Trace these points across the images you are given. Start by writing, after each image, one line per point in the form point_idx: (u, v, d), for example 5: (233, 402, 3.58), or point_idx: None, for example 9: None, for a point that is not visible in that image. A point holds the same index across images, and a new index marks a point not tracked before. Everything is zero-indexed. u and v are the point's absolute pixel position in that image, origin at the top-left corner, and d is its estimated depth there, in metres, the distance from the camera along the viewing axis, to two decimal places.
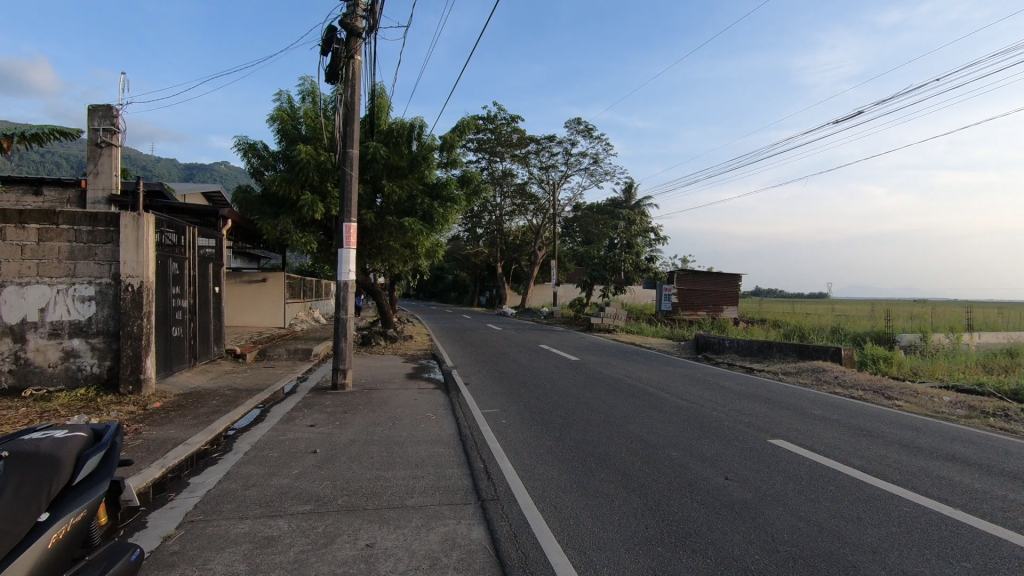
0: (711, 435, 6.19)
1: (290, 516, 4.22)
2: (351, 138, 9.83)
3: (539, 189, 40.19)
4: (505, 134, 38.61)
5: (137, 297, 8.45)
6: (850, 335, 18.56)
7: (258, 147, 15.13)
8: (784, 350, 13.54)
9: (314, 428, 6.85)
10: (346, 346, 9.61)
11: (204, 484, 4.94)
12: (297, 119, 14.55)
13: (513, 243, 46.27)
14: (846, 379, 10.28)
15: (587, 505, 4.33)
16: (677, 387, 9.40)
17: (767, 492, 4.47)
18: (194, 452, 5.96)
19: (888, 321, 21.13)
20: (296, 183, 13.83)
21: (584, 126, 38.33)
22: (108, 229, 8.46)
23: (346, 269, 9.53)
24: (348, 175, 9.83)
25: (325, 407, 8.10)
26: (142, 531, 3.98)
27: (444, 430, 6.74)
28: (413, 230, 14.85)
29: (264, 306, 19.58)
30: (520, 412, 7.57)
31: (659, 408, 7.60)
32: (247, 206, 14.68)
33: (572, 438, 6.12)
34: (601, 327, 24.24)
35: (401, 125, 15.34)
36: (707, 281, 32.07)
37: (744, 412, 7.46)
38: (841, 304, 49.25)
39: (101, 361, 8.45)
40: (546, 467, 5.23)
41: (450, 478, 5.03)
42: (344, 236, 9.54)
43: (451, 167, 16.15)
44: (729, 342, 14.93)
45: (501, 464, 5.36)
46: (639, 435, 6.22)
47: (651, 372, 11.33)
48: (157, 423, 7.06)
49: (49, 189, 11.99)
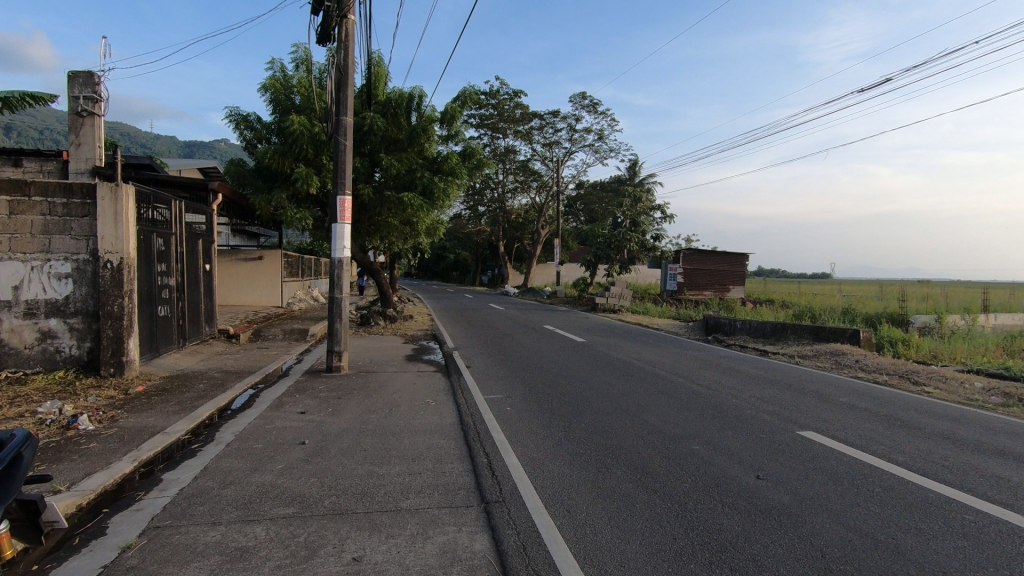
0: (735, 426, 5.69)
1: (269, 521, 3.73)
2: (346, 105, 9.18)
3: (542, 166, 39.28)
4: (507, 110, 37.65)
5: (117, 275, 7.91)
6: (863, 316, 18.10)
7: (250, 118, 14.45)
8: (799, 332, 13.03)
9: (305, 416, 6.37)
10: (341, 327, 9.06)
11: (178, 481, 4.47)
12: (290, 88, 13.85)
13: (515, 222, 45.57)
14: (867, 363, 9.78)
15: (606, 510, 3.84)
16: (692, 372, 8.87)
17: (807, 496, 3.98)
18: (173, 443, 5.49)
19: (901, 301, 20.55)
20: (289, 156, 13.20)
21: (590, 101, 37.33)
22: (84, 201, 7.90)
23: (341, 246, 8.97)
24: (341, 145, 9.19)
25: (318, 392, 7.60)
26: (98, 540, 3.50)
27: (444, 418, 6.26)
28: (412, 205, 14.21)
29: (261, 285, 19.06)
30: (526, 399, 7.07)
31: (675, 395, 7.11)
32: (239, 180, 14.07)
33: (584, 429, 5.64)
34: (606, 306, 23.76)
35: (399, 95, 14.60)
36: (714, 259, 31.51)
37: (766, 399, 6.97)
38: (812, 286, 40.79)
39: (80, 343, 7.97)
40: (557, 462, 4.75)
41: (450, 474, 4.55)
42: (339, 210, 8.95)
43: (453, 140, 15.46)
44: (740, 323, 14.41)
45: (507, 458, 4.87)
46: (655, 425, 5.74)
47: (661, 355, 10.80)
48: (137, 410, 6.58)
49: (30, 160, 11.38)
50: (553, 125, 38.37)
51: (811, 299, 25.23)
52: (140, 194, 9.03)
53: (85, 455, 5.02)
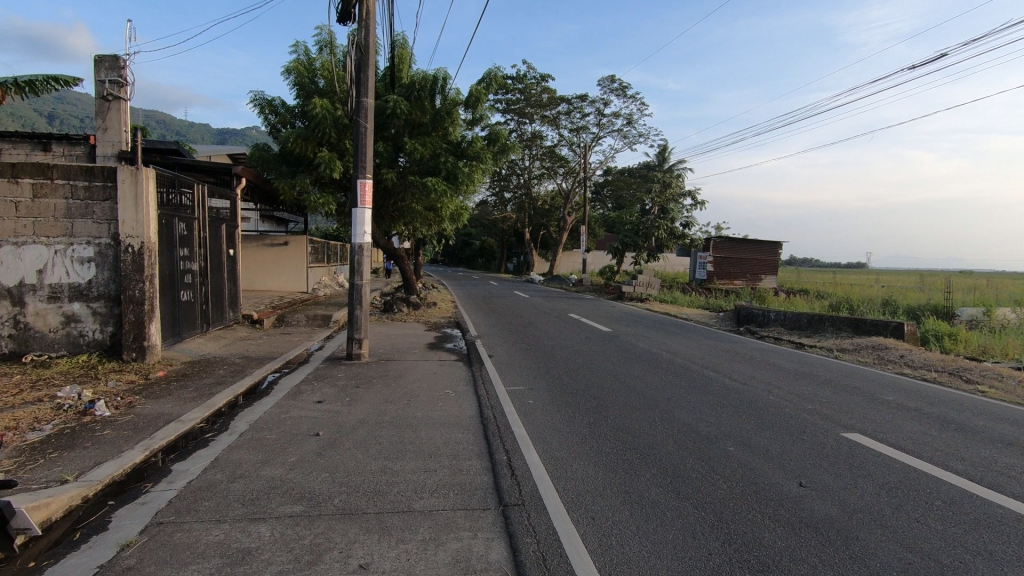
0: (773, 426, 5.31)
1: (274, 520, 3.53)
2: (367, 86, 8.94)
3: (569, 151, 38.62)
4: (535, 95, 37.05)
5: (138, 259, 7.87)
6: (904, 308, 17.31)
7: (275, 102, 14.36)
8: (838, 324, 12.42)
9: (321, 406, 6.21)
10: (361, 314, 8.89)
11: (187, 473, 4.32)
12: (313, 71, 13.69)
13: (542, 209, 45.05)
14: (913, 358, 9.21)
15: (633, 518, 3.55)
16: (724, 365, 8.46)
17: (858, 508, 3.62)
18: (187, 431, 5.38)
19: (946, 293, 19.57)
20: (312, 140, 13.06)
21: (619, 85, 36.42)
22: (105, 184, 7.85)
23: (361, 231, 8.77)
24: (362, 127, 8.95)
25: (337, 381, 7.45)
26: (98, 535, 3.36)
27: (464, 410, 6.03)
28: (436, 191, 13.95)
29: (287, 270, 19.12)
30: (549, 392, 6.79)
31: (706, 390, 6.74)
32: (264, 165, 14.01)
33: (610, 426, 5.34)
34: (633, 295, 23.27)
35: (424, 78, 14.29)
36: (746, 248, 30.67)
37: (805, 396, 6.55)
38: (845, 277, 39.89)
39: (103, 327, 7.97)
40: (580, 462, 4.47)
41: (467, 473, 4.31)
42: (359, 194, 8.75)
43: (478, 124, 15.13)
44: (774, 314, 13.83)
45: (527, 456, 4.61)
46: (687, 423, 5.40)
47: (691, 346, 10.38)
48: (155, 396, 6.51)
49: (58, 145, 11.46)
50: (580, 110, 37.61)
51: (848, 290, 24.29)
52: (162, 178, 8.97)
53: (98, 443, 4.92)
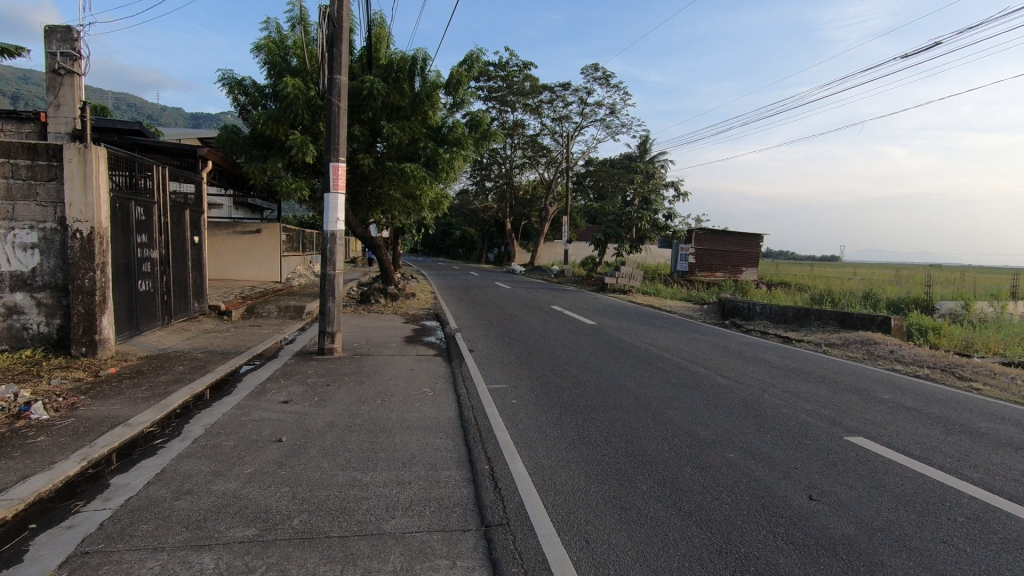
0: (773, 429, 4.98)
1: (222, 547, 3.06)
2: (340, 63, 8.36)
3: (551, 141, 38.10)
4: (517, 82, 36.40)
5: (87, 246, 7.23)
6: (885, 302, 17.31)
7: (244, 82, 13.62)
8: (824, 318, 12.25)
9: (287, 406, 5.73)
10: (333, 306, 8.37)
11: (127, 488, 3.81)
12: (285, 49, 12.97)
13: (523, 199, 44.55)
14: (903, 354, 9.02)
15: (631, 540, 3.16)
16: (714, 361, 8.16)
17: (877, 527, 3.30)
18: (133, 436, 4.84)
19: (925, 287, 19.64)
20: (284, 123, 12.39)
21: (603, 73, 35.94)
22: (50, 163, 7.19)
23: (334, 218, 8.23)
24: (335, 107, 8.37)
25: (306, 378, 6.93)
26: (10, 569, 2.85)
27: (443, 412, 5.61)
28: (415, 177, 13.38)
29: (259, 259, 18.39)
30: (533, 390, 6.39)
31: (699, 389, 6.41)
32: (232, 148, 13.30)
33: (600, 430, 4.95)
34: (615, 287, 23.03)
35: (402, 58, 13.62)
36: (727, 240, 30.71)
37: (802, 396, 6.26)
38: (824, 269, 40.30)
39: (49, 319, 7.32)
40: (570, 472, 4.08)
41: (445, 485, 3.89)
42: (332, 178, 8.20)
43: (459, 109, 14.56)
44: (760, 307, 13.62)
45: (512, 465, 4.20)
46: (682, 427, 5.05)
47: (678, 341, 10.06)
48: (102, 396, 5.93)
49: (5, 122, 10.56)
50: (563, 98, 37.10)
51: (828, 283, 24.35)
52: (116, 159, 8.30)
53: (29, 452, 4.37)
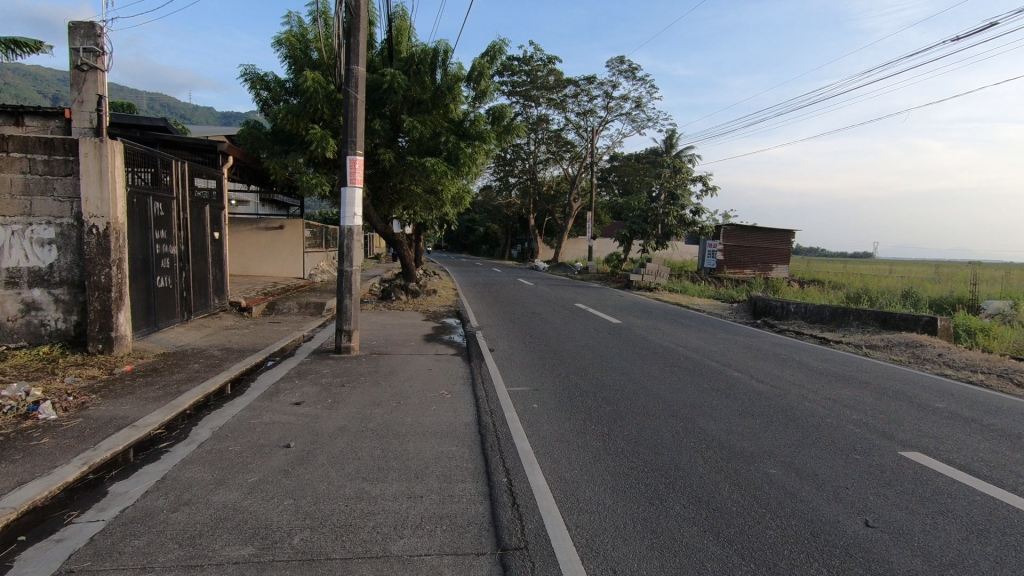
0: (817, 442, 4.57)
1: (216, 569, 2.81)
2: (357, 53, 8.13)
3: (576, 135, 37.58)
4: (541, 77, 35.94)
5: (103, 241, 7.13)
6: (926, 301, 16.49)
7: (266, 77, 13.54)
8: (863, 318, 11.63)
9: (299, 408, 5.51)
10: (350, 303, 8.15)
11: (124, 497, 3.60)
12: (306, 42, 12.82)
13: (547, 195, 44.10)
14: (953, 357, 8.43)
15: (664, 571, 2.82)
16: (748, 364, 7.71)
17: (947, 561, 2.90)
18: (139, 439, 4.65)
19: (970, 285, 18.68)
20: (304, 117, 12.26)
21: (629, 66, 35.25)
22: (67, 158, 7.11)
23: (351, 213, 8.02)
24: (352, 99, 8.15)
25: (321, 378, 6.72)
26: None
27: (460, 416, 5.33)
28: (436, 172, 13.12)
29: (282, 255, 18.40)
30: (556, 394, 6.06)
31: (733, 395, 5.99)
32: (254, 143, 13.22)
33: (627, 440, 4.60)
34: (641, 284, 22.50)
35: (423, 50, 13.33)
36: (757, 236, 29.87)
37: (846, 403, 5.81)
38: (858, 267, 38.98)
39: (67, 316, 7.26)
40: (594, 489, 3.75)
41: (459, 500, 3.59)
42: (349, 171, 7.96)
43: (481, 101, 14.24)
44: (794, 306, 13.03)
45: (532, 479, 3.89)
46: (717, 438, 4.67)
47: (709, 341, 9.61)
48: (113, 395, 5.80)
49: (30, 118, 10.58)
50: (588, 93, 36.53)
51: (865, 280, 23.42)
52: (134, 153, 8.21)
53: (30, 455, 4.20)
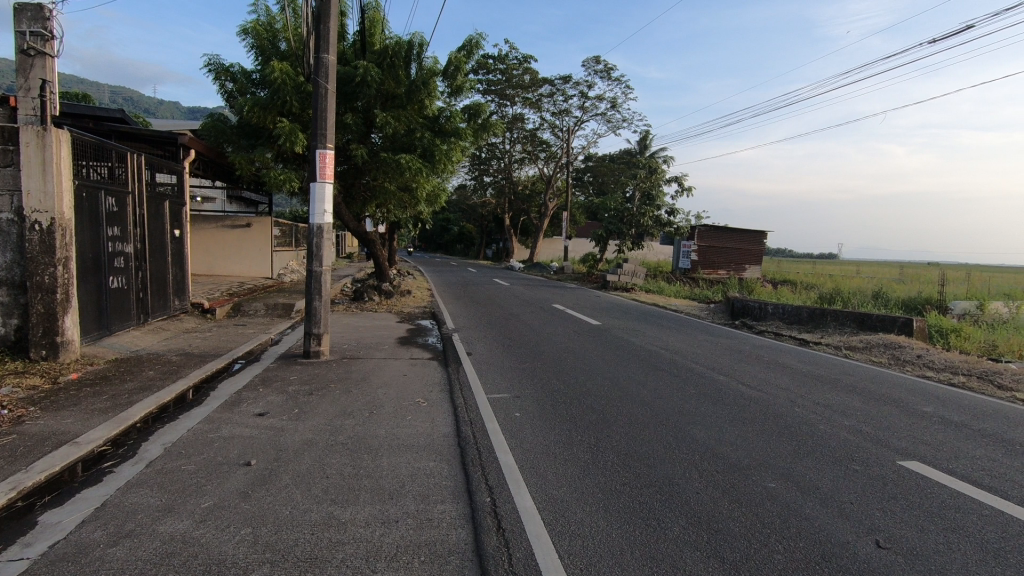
0: (814, 452, 4.36)
1: None
2: (328, 41, 7.70)
3: (551, 135, 37.43)
4: (516, 76, 35.69)
5: (47, 238, 6.57)
6: (896, 302, 16.74)
7: (232, 68, 12.94)
8: (840, 319, 11.64)
9: (262, 420, 5.09)
10: (320, 305, 7.72)
11: (55, 530, 3.16)
12: (274, 32, 12.27)
13: (522, 194, 43.89)
14: (932, 359, 8.41)
15: None
16: (732, 367, 7.54)
17: None
18: (79, 458, 4.18)
19: (937, 286, 19.04)
20: (271, 110, 11.73)
21: (604, 66, 35.26)
22: (6, 148, 6.50)
23: (321, 210, 7.58)
24: (322, 89, 7.72)
25: (287, 386, 6.28)
26: None
27: (438, 427, 4.98)
28: (411, 169, 12.71)
29: (249, 254, 17.70)
30: (539, 401, 5.76)
31: (722, 401, 5.78)
32: (218, 137, 12.61)
33: (617, 452, 4.33)
34: (617, 284, 22.41)
35: (397, 43, 12.89)
36: (730, 237, 30.15)
37: (836, 409, 5.64)
38: (827, 267, 39.73)
39: (6, 319, 6.65)
40: (586, 510, 3.46)
41: (439, 525, 3.26)
42: (318, 165, 7.54)
43: (457, 97, 13.86)
44: (772, 307, 13.00)
45: (518, 500, 3.58)
46: (710, 448, 4.43)
47: (690, 343, 9.43)
48: (55, 407, 5.28)
49: None
50: (563, 92, 36.42)
51: (835, 281, 23.78)
52: (85, 144, 7.64)
53: None
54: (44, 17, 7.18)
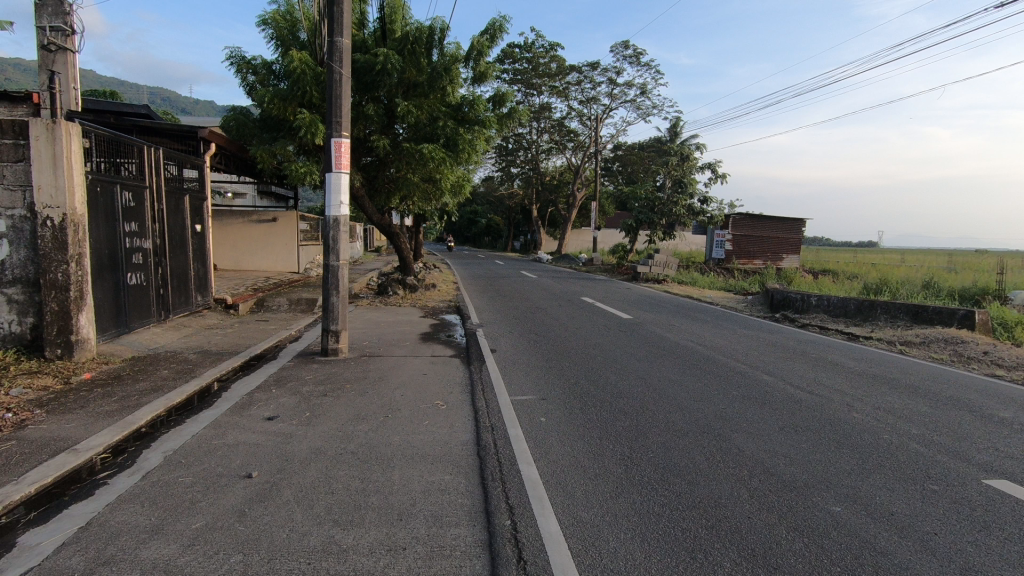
0: (883, 469, 3.81)
1: None
2: (342, 24, 7.35)
3: (579, 124, 36.66)
4: (543, 64, 35.01)
5: (59, 235, 6.41)
6: (949, 292, 15.68)
7: (253, 60, 12.76)
8: (891, 311, 10.84)
9: (271, 425, 4.79)
10: (338, 301, 7.41)
11: (31, 554, 2.87)
12: (293, 21, 12.01)
13: (550, 184, 43.24)
14: (1000, 355, 7.66)
15: None
16: (777, 365, 6.95)
17: None
18: (74, 468, 3.92)
19: (995, 274, 17.80)
20: (292, 101, 11.50)
21: (633, 51, 34.26)
22: (16, 143, 6.34)
23: (337, 201, 7.26)
24: (337, 75, 7.39)
25: (301, 386, 5.98)
26: None
27: (457, 434, 4.58)
28: (434, 159, 12.32)
29: (275, 248, 17.67)
30: (567, 404, 5.31)
31: (769, 405, 5.24)
32: (240, 130, 12.47)
33: (653, 466, 3.87)
34: (648, 276, 21.71)
35: (418, 29, 12.48)
36: (767, 225, 29.04)
37: (901, 415, 5.05)
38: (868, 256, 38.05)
39: (22, 318, 6.52)
40: (620, 538, 3.01)
41: (451, 555, 2.86)
42: (334, 154, 7.21)
43: (480, 83, 13.40)
44: (815, 299, 12.23)
45: (542, 524, 3.15)
46: (761, 462, 3.93)
47: (729, 339, 8.85)
48: (61, 410, 5.08)
49: None
50: (591, 80, 35.57)
51: (880, 270, 22.57)
52: (99, 138, 7.46)
53: None
54: (63, 11, 7.03)
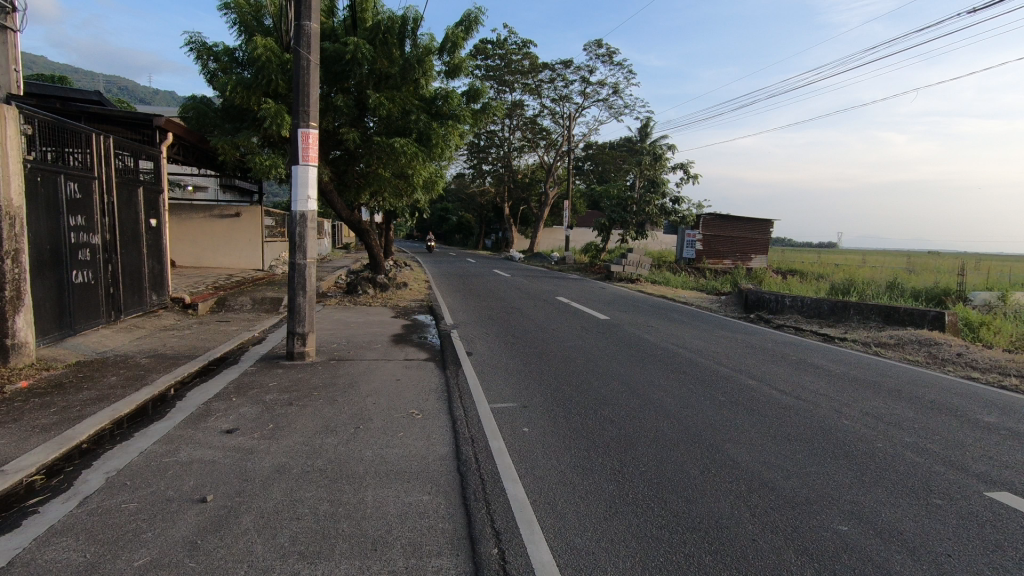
0: (883, 482, 3.65)
1: None
2: (309, 7, 6.92)
3: (551, 122, 36.50)
4: (515, 61, 34.69)
5: None
6: (913, 293, 16.02)
7: (214, 46, 12.10)
8: (864, 312, 10.92)
9: (231, 439, 4.38)
10: (304, 302, 6.98)
11: None
12: (257, 6, 11.42)
13: (522, 182, 43.01)
14: (974, 358, 7.71)
15: None
16: (760, 368, 6.83)
17: None
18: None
19: (956, 275, 18.27)
20: (256, 90, 10.93)
21: (606, 50, 34.24)
22: None
23: (304, 196, 6.83)
24: (304, 61, 6.94)
25: (264, 395, 5.56)
26: None
27: (435, 447, 4.26)
28: (406, 153, 11.91)
29: (239, 244, 16.95)
30: (551, 413, 5.04)
31: (758, 412, 5.08)
32: (200, 120, 11.81)
33: (646, 482, 3.63)
34: (621, 275, 21.66)
35: (390, 18, 12.02)
36: (736, 225, 29.42)
37: (891, 421, 4.94)
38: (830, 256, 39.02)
39: None
40: (619, 567, 2.74)
41: None
42: (300, 146, 6.77)
43: (454, 76, 13.02)
44: (789, 299, 12.26)
45: (534, 553, 2.86)
46: (758, 475, 3.73)
47: (708, 340, 8.72)
48: None
49: None
50: (563, 78, 35.42)
51: (846, 270, 23.01)
52: (40, 123, 6.84)
53: None
54: None
